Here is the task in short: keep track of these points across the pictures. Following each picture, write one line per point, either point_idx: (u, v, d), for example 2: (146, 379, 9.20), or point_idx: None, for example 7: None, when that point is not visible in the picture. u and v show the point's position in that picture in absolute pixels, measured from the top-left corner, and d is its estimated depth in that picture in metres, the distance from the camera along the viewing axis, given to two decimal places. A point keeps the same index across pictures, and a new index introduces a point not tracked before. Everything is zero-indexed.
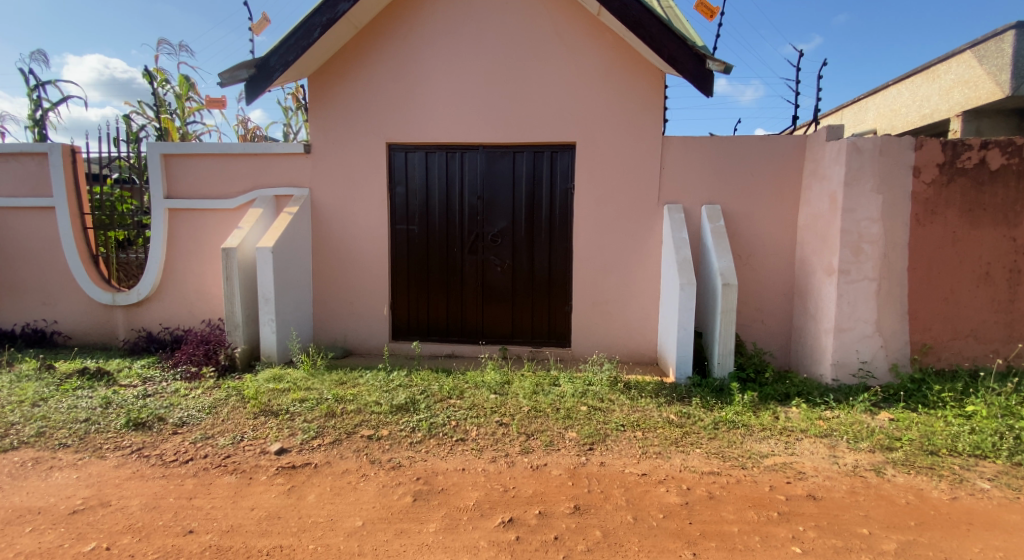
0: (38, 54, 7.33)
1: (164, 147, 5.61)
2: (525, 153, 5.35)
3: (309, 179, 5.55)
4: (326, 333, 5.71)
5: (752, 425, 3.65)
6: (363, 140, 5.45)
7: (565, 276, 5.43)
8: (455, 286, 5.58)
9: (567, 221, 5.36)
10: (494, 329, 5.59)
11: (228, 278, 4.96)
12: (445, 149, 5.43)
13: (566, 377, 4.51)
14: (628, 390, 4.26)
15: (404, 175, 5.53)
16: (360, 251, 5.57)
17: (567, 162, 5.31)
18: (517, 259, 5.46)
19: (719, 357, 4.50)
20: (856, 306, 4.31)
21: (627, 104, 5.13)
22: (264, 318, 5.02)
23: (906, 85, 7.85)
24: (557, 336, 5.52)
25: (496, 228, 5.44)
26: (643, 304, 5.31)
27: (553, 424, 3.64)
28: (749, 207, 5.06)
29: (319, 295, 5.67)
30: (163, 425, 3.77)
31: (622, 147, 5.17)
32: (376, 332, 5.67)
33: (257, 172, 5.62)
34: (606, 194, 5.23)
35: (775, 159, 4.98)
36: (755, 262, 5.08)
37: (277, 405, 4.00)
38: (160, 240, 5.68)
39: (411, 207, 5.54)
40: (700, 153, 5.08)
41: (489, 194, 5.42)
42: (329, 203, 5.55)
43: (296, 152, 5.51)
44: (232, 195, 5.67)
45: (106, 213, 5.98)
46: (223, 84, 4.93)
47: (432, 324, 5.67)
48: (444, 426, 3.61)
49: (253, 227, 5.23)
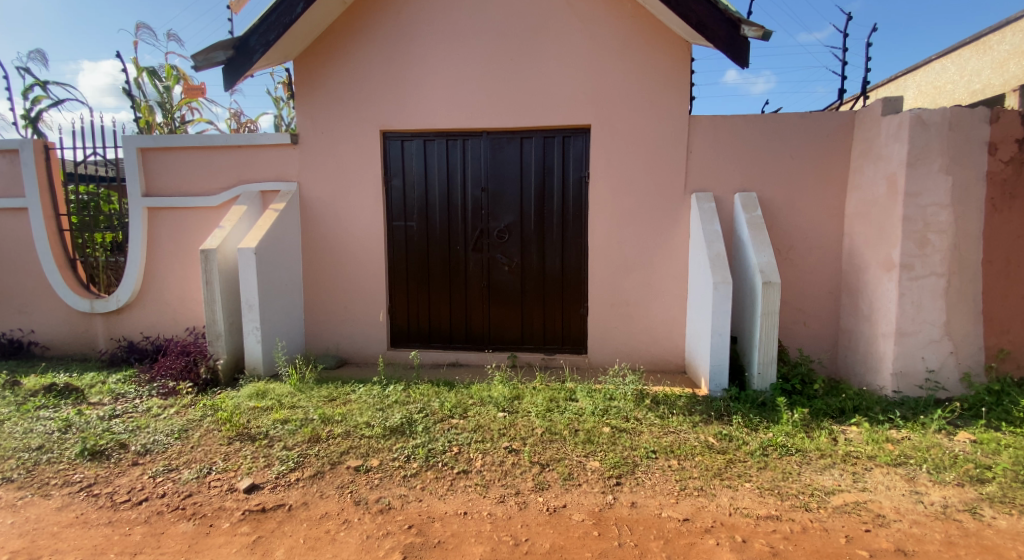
0: (39, 55, 7.21)
1: (142, 140, 5.14)
2: (535, 139, 4.80)
3: (297, 171, 5.04)
4: (319, 342, 5.21)
5: (807, 452, 3.08)
6: (355, 127, 4.93)
7: (580, 275, 4.89)
8: (458, 288, 5.07)
9: (582, 215, 4.81)
10: (502, 334, 5.07)
11: (207, 282, 4.48)
12: (447, 136, 4.91)
13: (584, 391, 3.96)
14: (656, 407, 3.71)
15: (400, 166, 5.00)
16: (355, 251, 5.06)
17: (582, 148, 4.75)
18: (527, 256, 4.93)
19: (760, 367, 3.96)
20: (920, 306, 3.74)
21: (649, 82, 4.56)
22: (247, 326, 4.53)
23: (953, 59, 7.16)
24: (571, 341, 4.98)
25: (503, 223, 4.91)
26: (669, 305, 4.73)
27: (571, 450, 3.12)
28: (788, 194, 4.48)
29: (312, 300, 5.17)
30: (123, 454, 3.30)
31: (645, 130, 4.60)
32: (373, 340, 5.16)
33: (241, 166, 5.11)
34: (627, 182, 4.66)
35: (819, 139, 4.39)
36: (797, 257, 4.51)
37: (255, 429, 3.51)
38: (139, 242, 5.21)
39: (409, 202, 5.03)
40: (733, 134, 4.50)
41: (495, 186, 4.88)
42: (320, 199, 5.04)
43: (282, 142, 4.99)
44: (214, 192, 5.17)
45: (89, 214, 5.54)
46: (198, 67, 4.41)
47: (434, 329, 5.15)
48: (443, 454, 3.09)
49: (236, 226, 4.73)
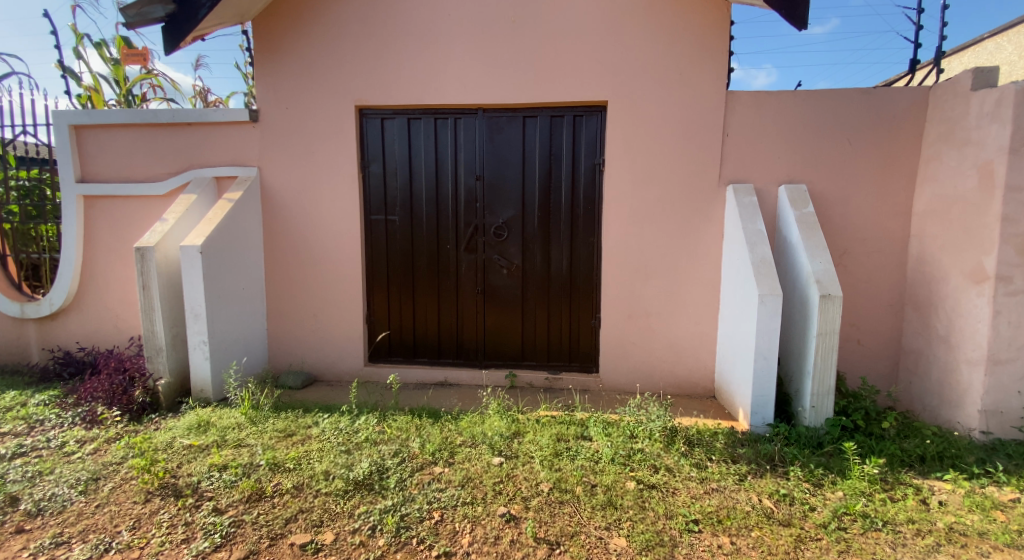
0: None
1: (74, 116, 4.33)
2: (541, 118, 4.03)
3: (257, 154, 4.24)
4: (284, 355, 4.45)
5: (897, 526, 2.45)
6: (327, 102, 4.13)
7: (591, 281, 4.14)
8: (448, 294, 4.32)
9: (594, 210, 4.06)
10: (499, 349, 4.33)
11: (144, 287, 3.73)
12: (436, 113, 4.12)
13: (598, 427, 3.24)
14: (690, 452, 3.01)
15: (379, 149, 4.22)
16: (326, 250, 4.30)
17: (597, 129, 3.99)
18: (528, 258, 4.18)
19: (813, 399, 3.27)
20: (1018, 328, 3.04)
21: (679, 50, 3.78)
22: (193, 340, 3.76)
23: (1010, 37, 6.43)
24: (579, 358, 4.24)
25: (502, 218, 4.16)
26: (697, 318, 3.99)
27: (589, 520, 2.45)
28: (845, 187, 3.74)
29: (276, 307, 4.41)
30: (9, 515, 2.57)
31: (674, 108, 3.82)
32: (348, 355, 4.39)
33: (191, 147, 4.30)
34: (650, 171, 3.89)
35: (882, 122, 3.66)
36: (852, 263, 3.79)
37: (185, 479, 2.75)
38: (74, 235, 4.43)
39: (390, 192, 4.26)
40: (780, 115, 3.74)
41: (491, 174, 4.12)
42: (285, 188, 4.26)
43: (238, 119, 4.18)
44: (160, 178, 4.37)
45: (32, 201, 4.72)
46: (131, 24, 3.63)
47: (419, 342, 4.41)
48: (418, 526, 2.41)
49: (182, 218, 3.94)
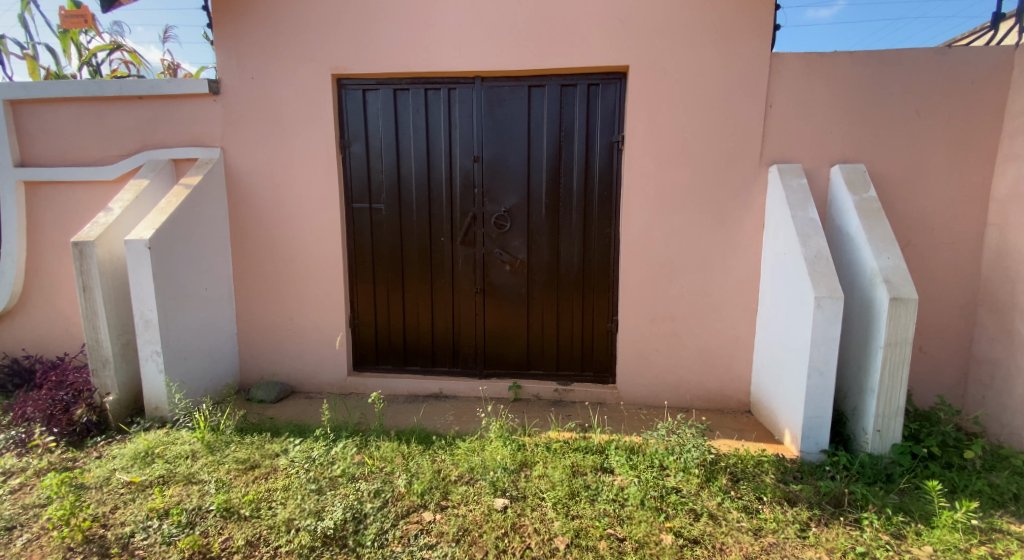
0: None
1: (9, 89, 3.74)
2: (550, 87, 3.44)
3: (220, 133, 3.66)
4: (257, 363, 3.91)
5: None
6: (299, 71, 3.54)
7: (608, 278, 3.59)
8: (442, 294, 3.77)
9: (612, 196, 3.49)
10: (500, 356, 3.78)
11: (84, 289, 3.17)
12: (426, 83, 3.53)
13: (620, 456, 2.72)
14: (735, 491, 2.48)
15: (361, 126, 3.63)
16: (302, 244, 3.73)
17: (616, 100, 3.40)
18: (534, 252, 3.62)
19: (878, 422, 2.73)
20: None
21: (713, 4, 3.18)
22: (144, 351, 3.21)
23: None
24: (593, 367, 3.70)
25: (504, 206, 3.59)
26: (731, 322, 3.44)
27: None
28: (909, 167, 3.17)
29: (248, 309, 3.86)
30: None
31: (707, 75, 3.24)
32: (329, 363, 3.84)
33: (144, 125, 3.72)
34: (678, 150, 3.31)
35: (955, 89, 3.10)
36: (916, 256, 3.23)
37: (116, 532, 2.28)
38: (15, 227, 3.88)
39: (375, 176, 3.68)
40: (832, 82, 3.16)
41: (492, 154, 3.55)
42: (253, 172, 3.69)
43: (197, 92, 3.60)
44: (110, 162, 3.80)
45: None
46: None
47: (411, 347, 3.86)
48: None
49: (131, 208, 3.38)
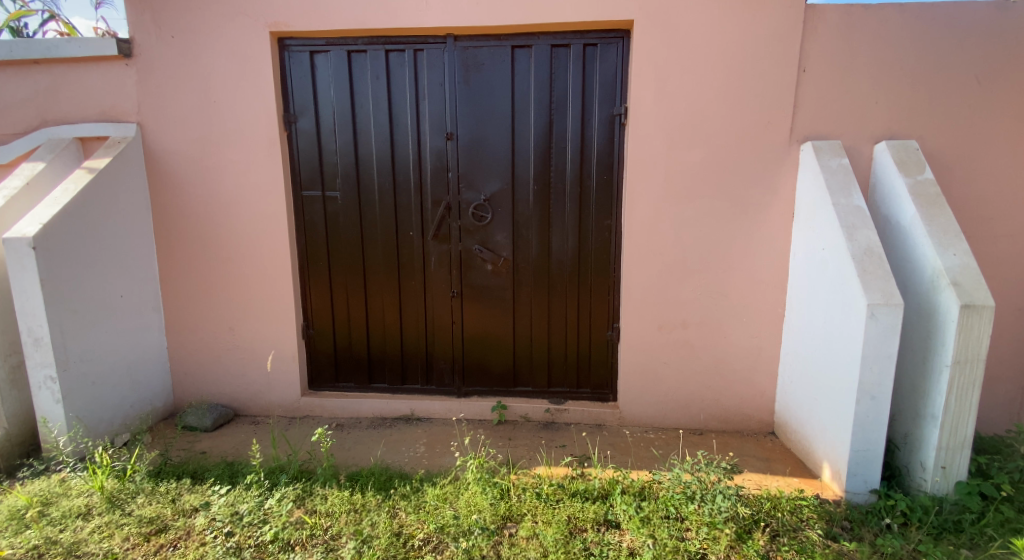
0: None
1: None
2: (537, 49, 2.84)
3: (137, 106, 3.01)
4: (193, 382, 3.29)
5: None
6: (231, 29, 2.89)
7: (607, 278, 3.03)
8: (412, 299, 3.18)
9: (612, 180, 2.92)
10: (482, 371, 3.22)
11: None
12: (387, 43, 2.91)
13: (629, 506, 2.17)
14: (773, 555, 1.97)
15: (310, 96, 3.00)
16: (241, 240, 3.11)
17: (616, 65, 2.82)
18: (520, 249, 3.05)
19: (942, 457, 2.23)
20: None
21: None
22: (36, 378, 2.58)
23: None
24: (590, 381, 3.16)
25: (485, 192, 3.00)
26: (753, 330, 2.91)
27: None
28: (967, 145, 2.65)
29: (179, 317, 3.23)
30: None
31: (727, 33, 2.66)
32: (278, 381, 3.24)
33: (44, 97, 3.06)
34: (692, 124, 2.75)
35: None
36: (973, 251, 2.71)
37: None
38: None
39: (328, 157, 3.06)
40: (877, 41, 2.61)
41: (469, 131, 2.95)
42: (180, 153, 3.04)
43: (106, 55, 2.93)
44: (3, 142, 3.12)
45: None
46: None
47: (376, 361, 3.28)
48: None
49: (19, 198, 2.73)
